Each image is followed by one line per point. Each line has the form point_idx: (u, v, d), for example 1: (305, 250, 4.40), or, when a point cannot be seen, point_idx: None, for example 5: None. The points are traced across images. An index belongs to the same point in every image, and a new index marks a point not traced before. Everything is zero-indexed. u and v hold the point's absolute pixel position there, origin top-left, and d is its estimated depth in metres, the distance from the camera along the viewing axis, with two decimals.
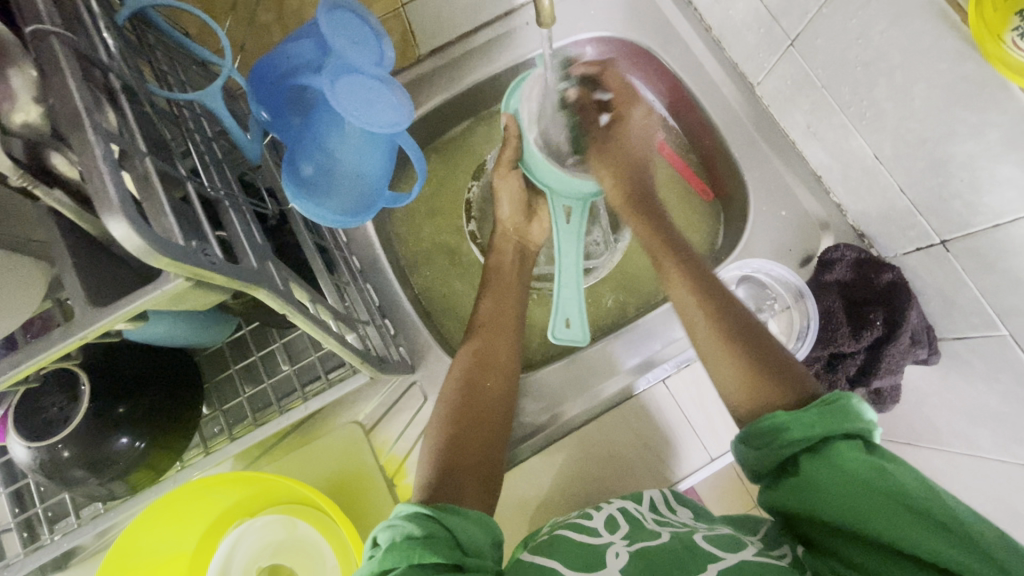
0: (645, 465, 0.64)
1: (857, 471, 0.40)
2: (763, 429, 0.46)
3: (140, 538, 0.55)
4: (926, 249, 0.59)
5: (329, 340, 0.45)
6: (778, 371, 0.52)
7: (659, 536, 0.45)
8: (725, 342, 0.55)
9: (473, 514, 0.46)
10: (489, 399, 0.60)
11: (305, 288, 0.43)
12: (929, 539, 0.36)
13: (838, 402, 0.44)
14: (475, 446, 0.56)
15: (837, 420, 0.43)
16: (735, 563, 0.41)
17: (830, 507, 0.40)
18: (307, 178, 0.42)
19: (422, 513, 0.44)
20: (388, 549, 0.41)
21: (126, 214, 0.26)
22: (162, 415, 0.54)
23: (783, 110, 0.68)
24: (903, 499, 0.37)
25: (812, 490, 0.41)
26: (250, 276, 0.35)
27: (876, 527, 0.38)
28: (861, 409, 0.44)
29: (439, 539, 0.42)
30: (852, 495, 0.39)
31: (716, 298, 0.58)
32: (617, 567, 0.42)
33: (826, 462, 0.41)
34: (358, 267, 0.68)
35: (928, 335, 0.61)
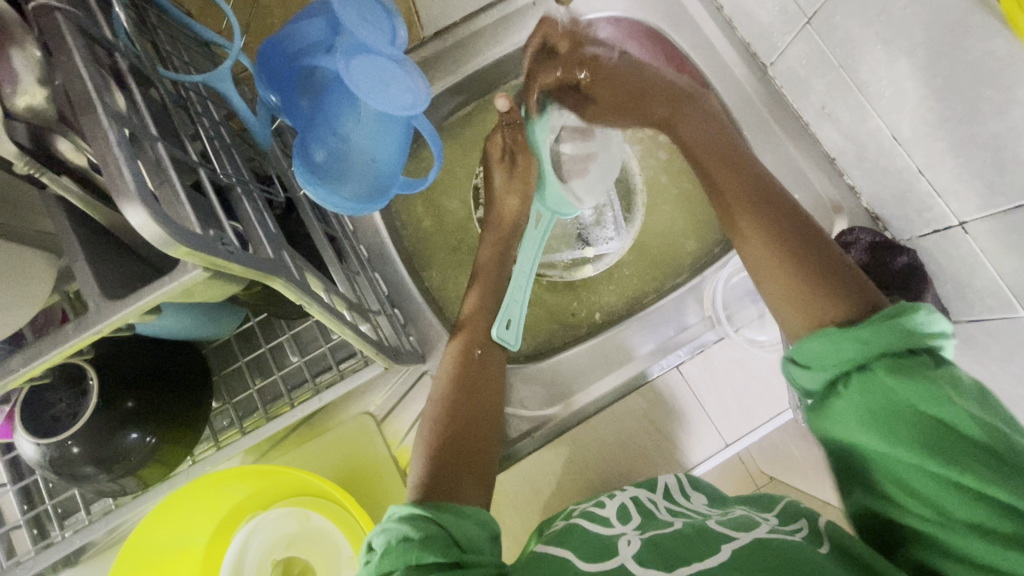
0: (658, 451, 0.64)
1: (912, 398, 0.36)
2: (814, 342, 0.41)
3: (152, 530, 0.56)
4: (943, 231, 0.58)
5: (344, 330, 0.44)
6: (828, 273, 0.47)
7: (672, 525, 0.45)
8: (772, 241, 0.50)
9: (471, 512, 0.46)
10: (489, 391, 0.60)
11: (318, 277, 0.42)
12: (982, 474, 0.34)
13: (903, 315, 0.39)
14: (477, 443, 0.56)
15: (900, 339, 0.38)
16: (749, 543, 0.40)
17: (882, 441, 0.37)
18: (320, 163, 0.40)
19: (417, 513, 0.43)
20: (384, 552, 0.40)
21: (142, 201, 0.24)
22: (174, 410, 0.53)
23: (796, 91, 0.67)
24: (958, 430, 0.35)
25: (862, 413, 0.38)
26: (265, 265, 0.34)
27: (925, 456, 0.35)
28: (927, 320, 0.38)
29: (435, 537, 0.41)
30: (906, 426, 0.36)
31: (766, 202, 0.53)
32: (629, 555, 0.41)
33: (882, 384, 0.37)
34: (366, 256, 0.67)
35: (942, 318, 0.61)
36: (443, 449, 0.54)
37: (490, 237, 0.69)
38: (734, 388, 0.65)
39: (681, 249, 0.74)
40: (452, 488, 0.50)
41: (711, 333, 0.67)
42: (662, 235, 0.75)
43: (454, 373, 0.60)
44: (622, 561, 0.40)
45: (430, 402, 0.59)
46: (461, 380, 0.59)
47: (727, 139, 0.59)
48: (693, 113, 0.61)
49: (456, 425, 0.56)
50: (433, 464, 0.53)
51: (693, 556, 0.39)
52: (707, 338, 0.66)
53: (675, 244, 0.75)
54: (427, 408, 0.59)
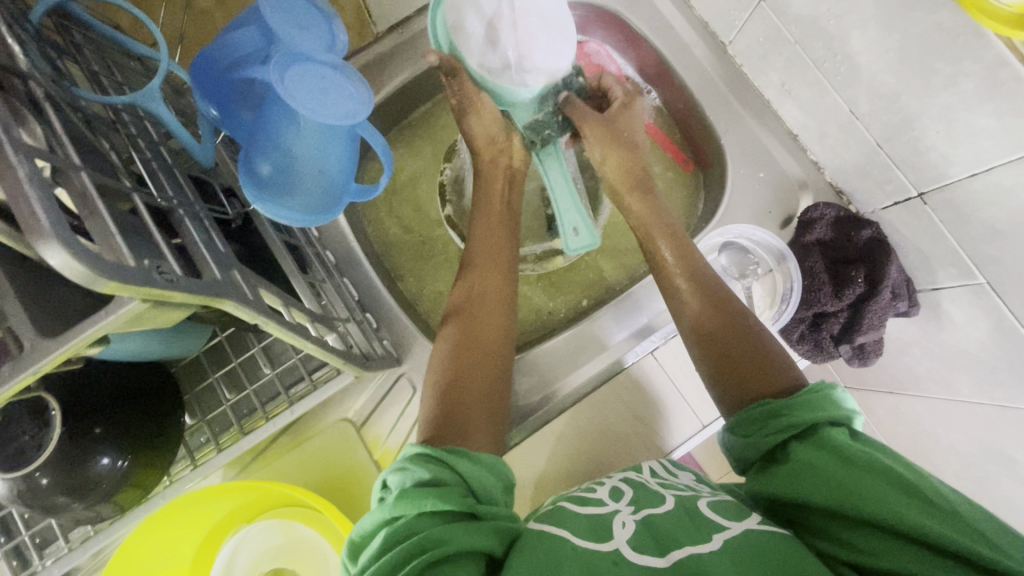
0: (638, 438, 0.65)
1: (844, 449, 0.40)
2: (752, 417, 0.47)
3: (130, 558, 0.54)
4: (904, 203, 0.59)
5: (308, 345, 0.44)
6: (757, 360, 0.51)
7: (664, 503, 0.43)
8: (711, 328, 0.54)
9: (486, 460, 0.44)
10: (490, 344, 0.56)
11: (275, 294, 0.41)
12: (925, 518, 0.35)
13: (822, 391, 0.45)
14: (480, 395, 0.52)
15: (822, 407, 0.44)
16: (740, 532, 0.39)
17: (828, 491, 0.39)
18: (267, 179, 0.40)
19: (432, 455, 0.43)
20: (398, 495, 0.40)
21: (62, 241, 0.23)
22: (144, 433, 0.52)
23: (757, 69, 0.67)
24: (891, 477, 0.37)
25: (801, 468, 0.41)
26: (211, 289, 0.33)
27: (866, 500, 0.37)
28: (842, 398, 0.45)
29: (452, 488, 0.40)
30: (841, 471, 0.39)
31: (710, 290, 0.57)
32: (624, 539, 0.39)
33: (815, 446, 0.41)
34: (332, 262, 0.66)
35: (907, 288, 0.62)
36: (443, 404, 0.51)
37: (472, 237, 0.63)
38: None
39: None
40: (458, 433, 0.48)
41: None
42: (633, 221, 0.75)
43: (453, 339, 0.56)
44: (616, 544, 0.39)
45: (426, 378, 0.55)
46: (461, 340, 0.56)
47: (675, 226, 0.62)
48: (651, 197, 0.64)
49: (457, 383, 0.52)
50: (437, 423, 0.49)
51: (686, 538, 0.39)
52: None
53: None
54: (428, 375, 0.55)
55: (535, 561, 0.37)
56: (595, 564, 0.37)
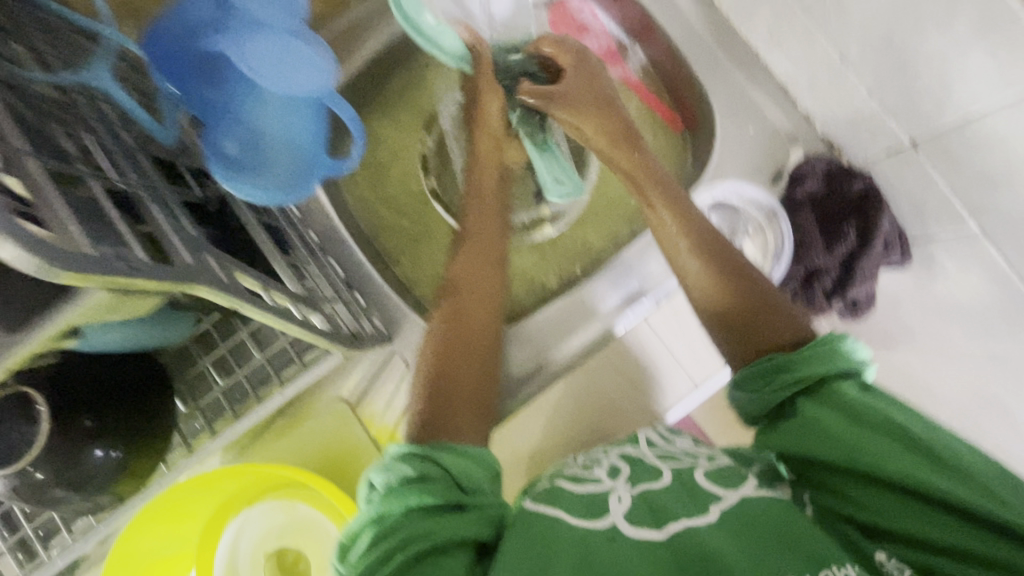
0: (633, 402, 0.65)
1: (855, 409, 0.41)
2: (757, 371, 0.46)
3: (138, 539, 0.56)
4: (896, 153, 0.57)
5: (291, 327, 0.43)
6: (763, 305, 0.50)
7: (661, 477, 0.43)
8: (717, 279, 0.52)
9: (476, 454, 0.43)
10: (483, 333, 0.54)
11: (251, 275, 0.40)
12: (934, 476, 0.37)
13: (834, 342, 0.44)
14: (471, 385, 0.50)
15: (833, 360, 0.43)
16: (735, 500, 0.40)
17: (836, 451, 0.40)
18: (233, 156, 0.38)
19: (413, 451, 0.41)
20: (384, 494, 0.39)
21: (12, 231, 0.22)
22: (135, 423, 0.52)
23: (744, 19, 0.64)
24: (901, 434, 0.39)
25: (810, 429, 0.41)
26: (181, 274, 0.32)
27: (874, 462, 0.39)
28: (852, 347, 0.45)
29: (436, 480, 0.40)
30: (853, 434, 0.40)
31: (706, 238, 0.54)
32: (620, 513, 0.40)
33: (825, 405, 0.42)
34: (316, 242, 0.64)
35: (900, 239, 0.62)
36: (432, 394, 0.49)
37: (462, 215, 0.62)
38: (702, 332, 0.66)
39: None
40: (447, 429, 0.46)
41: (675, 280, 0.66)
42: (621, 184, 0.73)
43: (445, 324, 0.54)
44: (613, 521, 0.39)
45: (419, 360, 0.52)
46: (453, 327, 0.53)
47: (659, 172, 0.58)
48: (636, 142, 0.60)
49: (449, 373, 0.50)
50: (426, 415, 0.47)
51: (679, 509, 0.40)
52: (672, 284, 0.66)
53: None
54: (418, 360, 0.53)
55: (530, 552, 0.37)
56: (593, 550, 0.37)
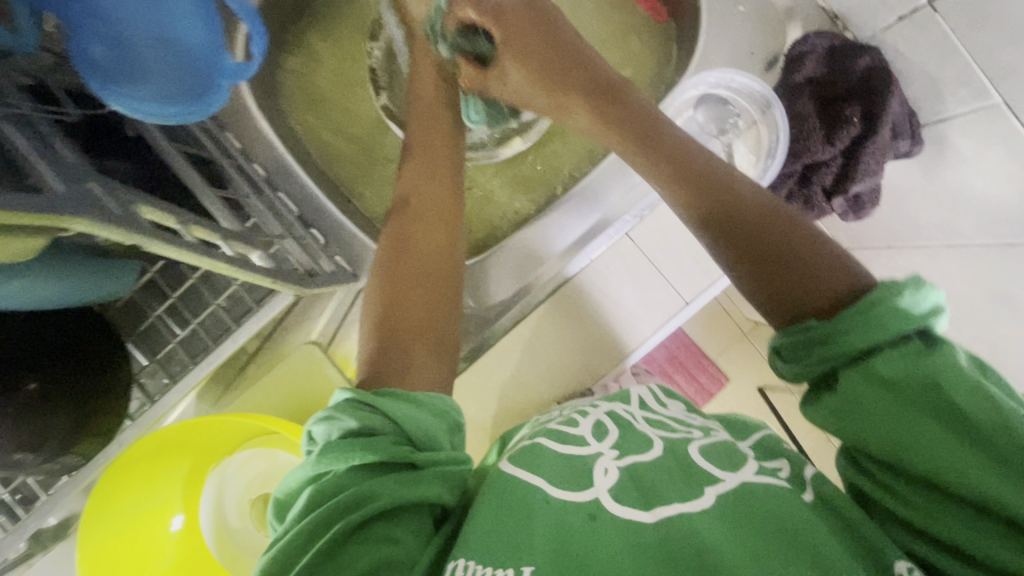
0: (620, 326, 0.61)
1: (908, 386, 0.31)
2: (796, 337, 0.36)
3: (118, 497, 0.55)
4: (910, 16, 0.50)
5: (220, 264, 0.38)
6: (807, 260, 0.38)
7: (651, 449, 0.39)
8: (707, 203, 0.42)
9: (426, 400, 0.39)
10: (434, 259, 0.48)
11: (161, 209, 0.35)
12: (994, 483, 0.29)
13: (886, 295, 0.33)
14: (420, 316, 0.45)
15: (888, 323, 0.33)
16: (734, 486, 0.35)
17: (875, 436, 0.32)
18: (104, 63, 0.35)
19: (358, 399, 0.37)
20: (324, 448, 0.35)
21: None
22: (86, 383, 0.50)
23: None
24: (961, 422, 0.30)
25: (849, 408, 0.33)
26: (50, 206, 0.27)
27: (918, 458, 0.30)
28: (921, 301, 0.33)
29: (381, 433, 0.35)
30: (897, 420, 0.31)
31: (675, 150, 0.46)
32: (605, 487, 0.36)
33: (873, 383, 0.32)
34: (262, 175, 0.58)
35: (910, 123, 0.55)
36: (381, 333, 0.44)
37: (415, 161, 0.53)
38: (690, 243, 0.61)
39: None
40: (396, 367, 0.42)
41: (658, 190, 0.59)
42: None
43: (390, 257, 0.49)
44: (596, 494, 0.36)
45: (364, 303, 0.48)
46: (398, 257, 0.48)
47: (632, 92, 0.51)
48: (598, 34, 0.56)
49: (398, 309, 0.45)
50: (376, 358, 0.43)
51: (669, 493, 0.36)
52: (657, 196, 0.59)
53: None
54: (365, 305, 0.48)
55: (502, 526, 0.34)
56: (569, 529, 0.34)
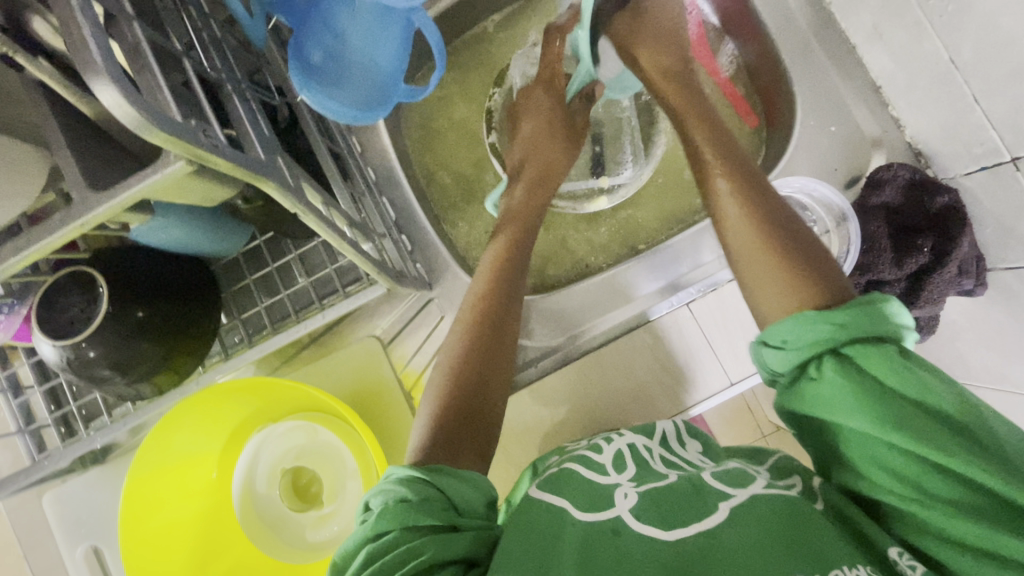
0: (662, 389, 0.64)
1: (893, 380, 0.37)
2: (792, 325, 0.41)
3: (172, 431, 0.59)
4: (993, 169, 0.53)
5: (345, 247, 0.43)
6: (812, 270, 0.45)
7: (667, 478, 0.44)
8: (758, 229, 0.48)
9: (480, 484, 0.43)
10: (506, 346, 0.54)
11: (315, 189, 0.40)
12: (973, 460, 0.34)
13: (873, 303, 0.40)
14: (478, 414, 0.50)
15: (873, 324, 0.39)
16: (745, 499, 0.39)
17: (865, 421, 0.37)
18: (317, 65, 0.39)
19: (415, 475, 0.41)
20: (381, 512, 0.39)
21: (111, 78, 0.23)
22: (182, 319, 0.54)
23: (846, 10, 0.61)
24: (935, 413, 0.36)
25: (832, 395, 0.38)
26: (256, 167, 0.32)
27: (911, 443, 0.35)
28: (897, 311, 0.40)
29: (431, 499, 0.40)
30: (888, 408, 0.36)
31: (778, 229, 0.48)
32: (626, 508, 0.40)
33: (855, 373, 0.38)
34: (373, 179, 0.65)
35: (976, 265, 0.58)
36: (445, 419, 0.49)
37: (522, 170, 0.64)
38: (745, 327, 0.64)
39: None
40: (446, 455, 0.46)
41: (725, 273, 0.64)
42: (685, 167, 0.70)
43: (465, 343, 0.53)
44: (618, 513, 0.40)
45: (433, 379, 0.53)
46: (472, 345, 0.53)
47: (753, 165, 0.53)
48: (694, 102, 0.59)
49: (458, 396, 0.50)
50: (432, 441, 0.47)
51: (690, 516, 0.38)
52: (722, 276, 0.64)
53: None
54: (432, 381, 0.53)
55: (538, 533, 0.38)
56: (593, 540, 0.37)
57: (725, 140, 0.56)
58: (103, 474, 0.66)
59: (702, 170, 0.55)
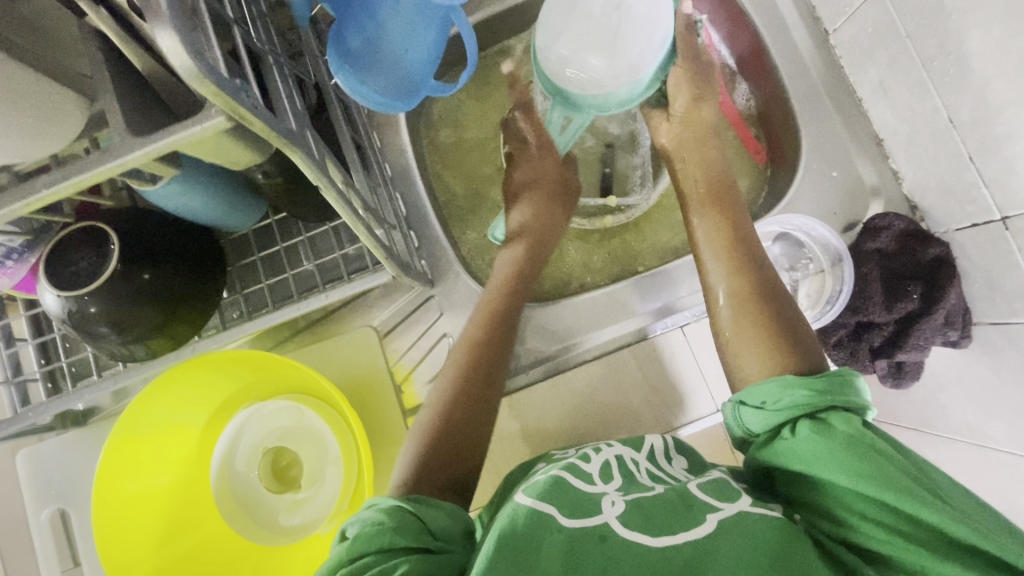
0: (649, 408, 0.65)
1: (857, 436, 0.40)
2: (769, 389, 0.45)
3: (154, 403, 0.58)
4: (982, 226, 0.56)
5: (361, 230, 0.44)
6: (791, 336, 0.50)
7: (653, 489, 0.46)
8: (745, 292, 0.53)
9: (443, 505, 0.45)
10: (491, 381, 0.57)
11: (337, 168, 0.42)
12: (938, 508, 0.36)
13: (843, 377, 0.44)
14: (464, 446, 0.52)
15: (841, 394, 0.43)
16: (731, 513, 0.41)
17: (834, 467, 0.39)
18: (354, 51, 0.41)
19: (391, 502, 0.42)
20: (357, 536, 0.40)
21: (175, 29, 0.25)
22: (185, 288, 0.55)
23: (856, 63, 0.64)
24: (904, 467, 0.38)
25: (801, 454, 0.41)
26: (288, 135, 0.34)
27: (878, 488, 0.37)
28: (864, 389, 0.44)
29: (409, 523, 0.40)
30: (856, 458, 0.39)
31: (763, 298, 0.52)
32: (613, 514, 0.42)
33: (825, 433, 0.41)
34: (389, 174, 0.66)
35: (963, 317, 0.60)
36: (432, 450, 0.51)
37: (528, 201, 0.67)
38: None
39: None
40: (431, 487, 0.48)
41: None
42: None
43: (458, 375, 0.56)
44: (605, 519, 0.41)
45: (425, 406, 0.56)
46: (465, 379, 0.56)
47: (744, 226, 0.58)
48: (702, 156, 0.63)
49: (449, 427, 0.53)
50: (416, 472, 0.49)
51: (677, 526, 0.40)
52: None
53: None
54: (424, 407, 0.56)
55: (520, 547, 0.38)
56: (579, 546, 0.38)
57: (726, 200, 0.60)
58: (81, 437, 0.65)
59: (699, 225, 0.59)
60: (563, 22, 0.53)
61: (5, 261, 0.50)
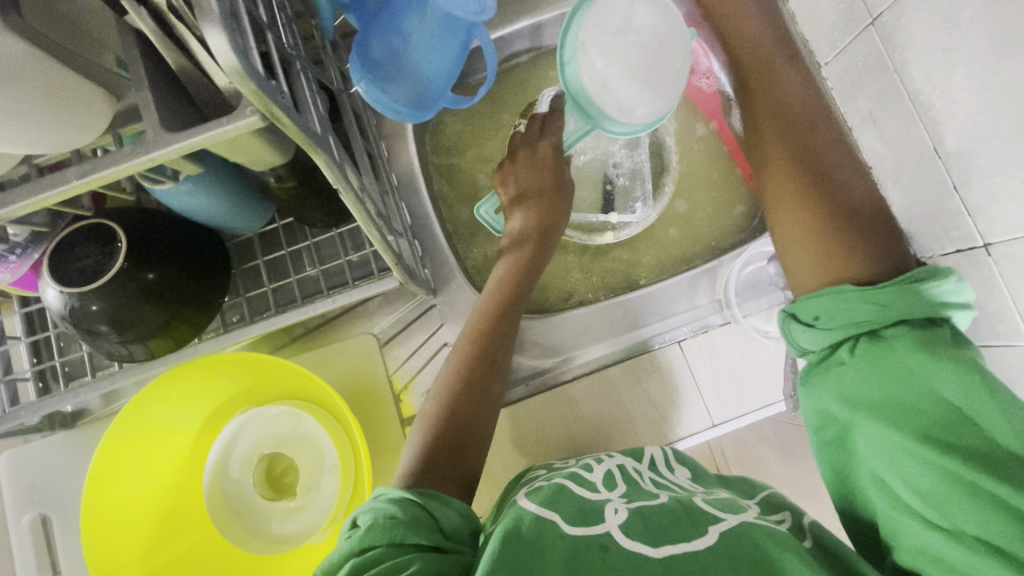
0: (647, 421, 0.66)
1: (925, 372, 0.36)
2: (834, 299, 0.41)
3: (153, 405, 0.57)
4: (966, 252, 0.58)
5: (375, 235, 0.45)
6: (855, 228, 0.45)
7: (656, 498, 0.46)
8: (803, 183, 0.48)
9: (455, 501, 0.44)
10: (499, 351, 0.58)
11: (354, 174, 0.43)
12: (997, 474, 0.34)
13: (922, 280, 0.39)
14: (470, 428, 0.53)
15: (917, 307, 0.39)
16: (734, 524, 0.42)
17: (887, 412, 0.37)
18: (378, 62, 0.42)
19: (405, 496, 0.42)
20: (370, 527, 0.39)
21: (224, 28, 0.26)
22: (190, 290, 0.54)
23: (847, 95, 0.68)
24: (976, 421, 0.35)
25: (853, 382, 0.39)
26: (314, 139, 0.35)
27: (933, 446, 0.35)
28: (948, 290, 0.39)
29: (423, 519, 0.40)
30: (913, 409, 0.36)
31: (824, 186, 0.47)
32: (615, 523, 0.42)
33: (891, 354, 0.38)
34: (396, 183, 0.67)
35: None
36: (438, 439, 0.51)
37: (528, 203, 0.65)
38: (731, 372, 0.67)
39: (706, 231, 0.74)
40: (437, 478, 0.48)
41: (717, 316, 0.69)
42: (689, 215, 0.74)
43: (462, 358, 0.57)
44: (608, 529, 0.41)
45: (432, 394, 0.56)
46: (474, 359, 0.57)
47: (807, 119, 0.51)
48: (770, 83, 0.54)
49: (455, 413, 0.53)
50: (423, 459, 0.50)
51: (677, 537, 0.41)
52: (713, 320, 0.68)
53: (702, 225, 0.74)
54: (432, 393, 0.56)
55: (524, 552, 0.38)
56: (582, 552, 0.39)
57: (782, 97, 0.53)
58: (70, 439, 0.64)
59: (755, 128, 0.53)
60: (602, 20, 0.53)
61: (7, 256, 0.49)
